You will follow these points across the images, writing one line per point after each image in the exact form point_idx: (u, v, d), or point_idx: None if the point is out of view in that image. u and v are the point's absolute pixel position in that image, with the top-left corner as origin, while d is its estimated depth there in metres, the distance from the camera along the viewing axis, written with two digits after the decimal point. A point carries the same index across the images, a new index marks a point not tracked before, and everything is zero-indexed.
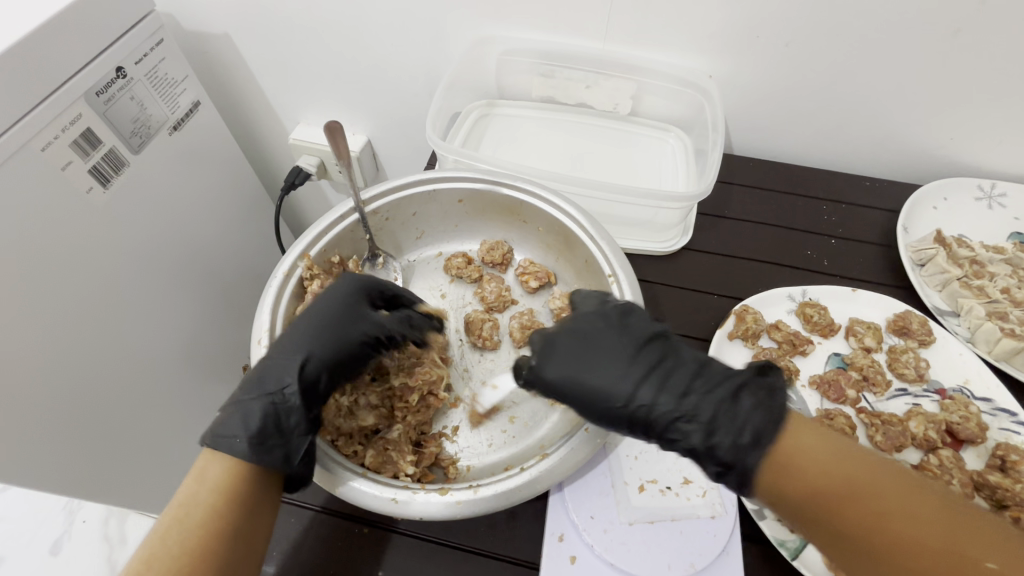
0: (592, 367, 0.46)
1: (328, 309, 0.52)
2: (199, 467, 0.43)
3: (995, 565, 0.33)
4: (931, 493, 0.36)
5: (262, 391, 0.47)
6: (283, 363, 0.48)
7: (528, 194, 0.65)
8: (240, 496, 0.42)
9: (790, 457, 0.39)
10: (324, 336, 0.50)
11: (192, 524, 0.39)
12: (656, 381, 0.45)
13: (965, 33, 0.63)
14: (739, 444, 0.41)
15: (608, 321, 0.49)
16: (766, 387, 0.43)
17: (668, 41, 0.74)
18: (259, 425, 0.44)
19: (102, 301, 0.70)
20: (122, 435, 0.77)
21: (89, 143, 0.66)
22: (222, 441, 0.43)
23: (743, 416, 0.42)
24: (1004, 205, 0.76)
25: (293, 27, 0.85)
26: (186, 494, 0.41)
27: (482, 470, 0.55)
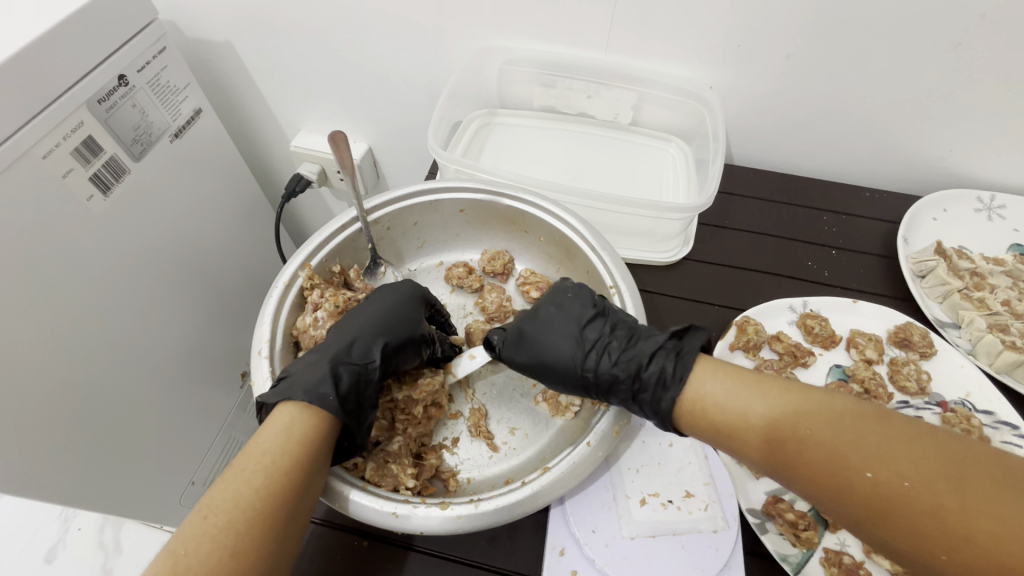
0: (546, 343, 0.52)
1: (400, 300, 0.57)
2: (283, 418, 0.44)
3: (872, 475, 0.36)
4: (823, 413, 0.40)
5: (350, 358, 0.50)
6: (369, 341, 0.52)
7: (530, 205, 0.65)
8: (318, 451, 0.43)
9: (700, 400, 0.45)
10: (398, 321, 0.54)
11: (277, 472, 0.40)
12: (595, 352, 0.50)
13: (965, 45, 0.63)
14: (653, 393, 0.47)
15: (562, 303, 0.54)
16: (679, 348, 0.48)
17: (670, 52, 0.74)
18: (347, 391, 0.47)
19: (101, 308, 0.70)
20: (121, 441, 0.76)
21: (91, 152, 0.67)
22: (317, 399, 0.45)
23: (655, 367, 0.48)
24: (1003, 216, 0.76)
25: (294, 34, 0.85)
26: (270, 443, 0.42)
27: (483, 482, 0.55)
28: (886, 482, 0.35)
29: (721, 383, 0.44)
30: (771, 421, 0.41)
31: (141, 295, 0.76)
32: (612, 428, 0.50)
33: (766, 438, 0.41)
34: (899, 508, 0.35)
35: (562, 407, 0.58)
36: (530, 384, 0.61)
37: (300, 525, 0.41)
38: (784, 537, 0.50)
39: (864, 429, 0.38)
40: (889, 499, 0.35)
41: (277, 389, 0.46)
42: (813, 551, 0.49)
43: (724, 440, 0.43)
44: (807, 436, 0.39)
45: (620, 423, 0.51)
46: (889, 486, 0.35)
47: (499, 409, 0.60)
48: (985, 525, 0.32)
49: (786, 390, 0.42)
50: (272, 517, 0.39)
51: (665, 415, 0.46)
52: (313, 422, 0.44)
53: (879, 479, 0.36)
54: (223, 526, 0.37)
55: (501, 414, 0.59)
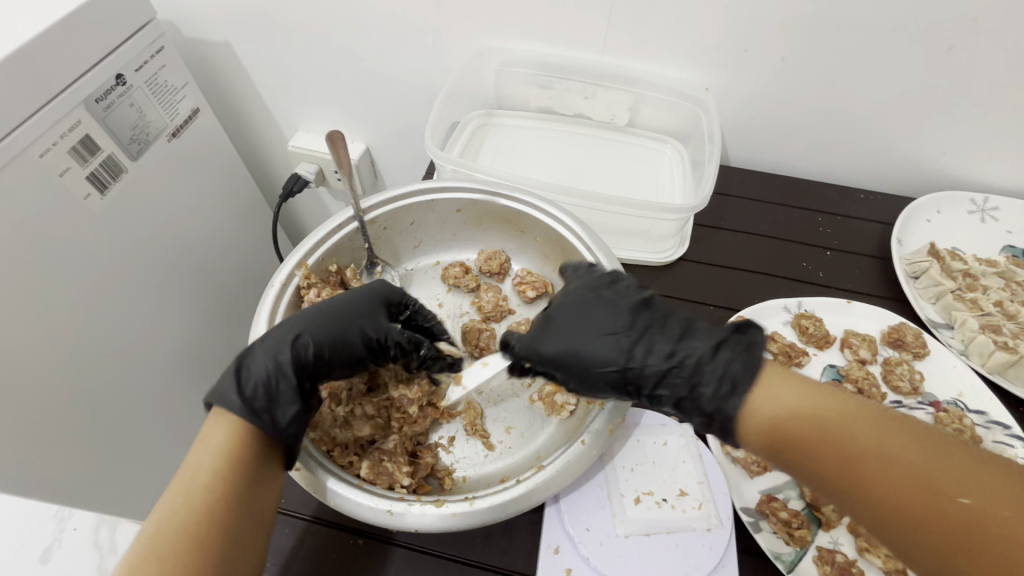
0: (586, 333, 0.49)
1: (349, 300, 0.53)
2: (205, 433, 0.44)
3: (968, 501, 0.34)
4: (915, 435, 0.37)
5: (267, 357, 0.48)
6: (300, 335, 0.50)
7: (526, 205, 0.66)
8: (247, 460, 0.43)
9: (777, 406, 0.40)
10: (336, 321, 0.51)
11: (201, 489, 0.41)
12: (642, 343, 0.47)
13: (958, 49, 0.64)
14: (716, 392, 0.43)
15: (603, 296, 0.51)
16: (745, 343, 0.45)
17: (666, 54, 0.75)
18: (253, 390, 0.46)
19: (99, 307, 0.70)
20: (116, 441, 0.76)
21: (88, 150, 0.67)
22: (220, 401, 0.45)
23: (719, 366, 0.44)
24: (996, 218, 0.77)
25: (293, 34, 0.85)
26: (197, 459, 0.42)
27: (478, 481, 0.55)
28: (982, 509, 0.34)
29: (793, 391, 0.40)
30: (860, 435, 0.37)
31: (137, 295, 0.76)
32: (606, 427, 0.50)
33: (854, 455, 0.37)
34: (991, 537, 0.33)
35: (558, 405, 0.57)
36: (527, 384, 0.61)
37: (244, 536, 0.42)
38: (777, 535, 0.50)
39: (958, 456, 0.36)
40: (986, 530, 0.33)
41: (212, 391, 0.47)
42: (805, 549, 0.49)
43: (802, 454, 0.39)
44: (902, 456, 0.36)
45: (615, 421, 0.51)
46: (985, 513, 0.34)
47: (495, 407, 0.60)
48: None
49: (856, 403, 0.39)
50: (205, 530, 0.40)
51: (730, 418, 0.42)
52: (236, 431, 0.44)
53: (974, 506, 0.34)
54: (149, 550, 0.38)
55: (497, 412, 0.60)
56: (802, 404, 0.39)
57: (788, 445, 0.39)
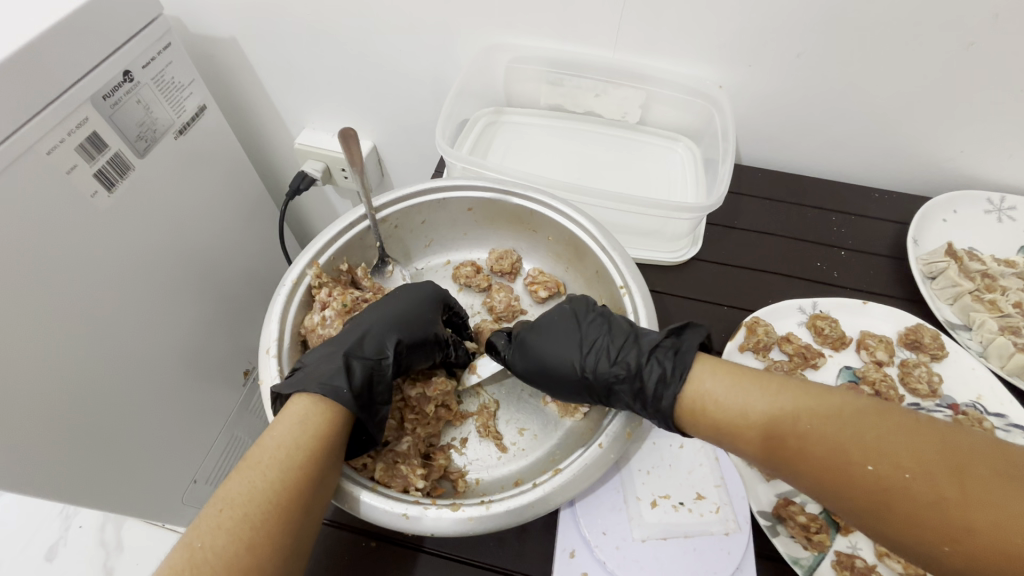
0: (545, 348, 0.53)
1: (418, 302, 0.56)
2: (300, 412, 0.43)
3: (875, 468, 0.36)
4: (823, 410, 0.40)
5: (362, 353, 0.49)
6: (382, 335, 0.51)
7: (539, 204, 0.65)
8: (332, 446, 0.43)
9: (701, 398, 0.45)
10: (413, 322, 0.53)
11: (292, 465, 0.40)
12: (590, 355, 0.51)
13: (978, 45, 0.63)
14: (654, 393, 0.47)
15: (562, 310, 0.55)
16: (675, 346, 0.48)
17: (679, 51, 0.74)
18: (361, 384, 0.47)
19: (106, 305, 0.70)
20: (123, 439, 0.76)
21: (95, 148, 0.66)
22: (331, 392, 0.44)
23: (655, 368, 0.47)
24: (1013, 218, 0.76)
25: (300, 29, 0.84)
26: (285, 435, 0.41)
27: (492, 483, 0.54)
28: (889, 475, 0.36)
29: (718, 382, 0.45)
30: (777, 417, 0.41)
31: (144, 293, 0.76)
32: (623, 430, 0.50)
33: (772, 438, 0.41)
34: (899, 500, 0.35)
35: (572, 407, 0.57)
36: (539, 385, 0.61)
37: (313, 522, 0.41)
38: (795, 540, 0.49)
39: (865, 424, 0.38)
40: (894, 494, 0.35)
41: (290, 381, 0.46)
42: (825, 554, 0.49)
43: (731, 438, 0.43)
44: (809, 431, 0.39)
45: (632, 424, 0.50)
46: (892, 478, 0.36)
47: (507, 408, 0.59)
48: (981, 516, 0.33)
49: (778, 386, 0.42)
50: (287, 511, 0.38)
51: (667, 413, 0.46)
52: (329, 417, 0.44)
53: (880, 471, 0.36)
54: (238, 519, 0.37)
55: (509, 414, 0.59)
56: (724, 393, 0.44)
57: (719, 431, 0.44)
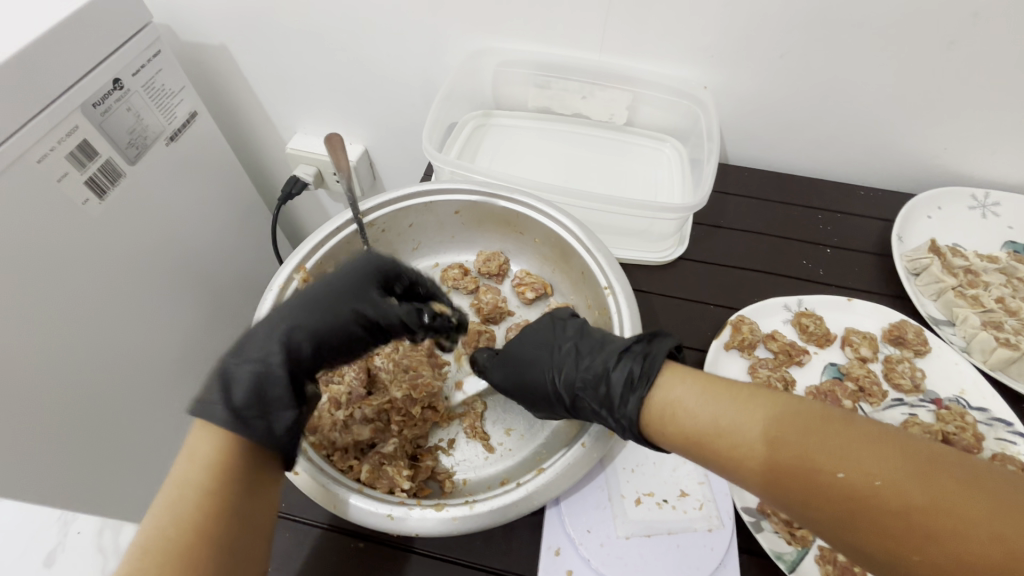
0: (517, 358, 0.55)
1: (328, 281, 0.49)
2: (191, 447, 0.42)
3: (844, 475, 0.35)
4: (792, 417, 0.39)
5: (246, 357, 0.46)
6: (268, 335, 0.47)
7: (525, 206, 0.65)
8: (232, 474, 0.41)
9: (669, 407, 0.44)
10: (309, 311, 0.48)
11: (186, 508, 0.39)
12: (559, 364, 0.52)
13: (957, 44, 0.64)
14: (619, 400, 0.47)
15: (542, 321, 0.57)
16: (644, 352, 0.48)
17: (664, 53, 0.74)
18: (242, 394, 0.44)
19: (98, 312, 0.70)
20: (117, 445, 0.76)
21: (86, 155, 0.67)
22: (207, 409, 0.43)
23: (620, 374, 0.48)
24: (998, 214, 0.76)
25: (290, 35, 0.85)
26: (179, 475, 0.40)
27: (478, 484, 0.55)
28: (858, 482, 0.35)
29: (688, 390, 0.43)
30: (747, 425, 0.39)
31: (138, 298, 0.77)
32: (606, 429, 0.50)
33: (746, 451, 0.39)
34: (869, 507, 0.34)
35: None
36: None
37: (237, 550, 0.40)
38: (779, 534, 0.50)
39: (833, 431, 0.37)
40: (873, 503, 0.34)
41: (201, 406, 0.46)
42: (808, 548, 0.49)
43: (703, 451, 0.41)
44: (780, 439, 0.38)
45: None
46: (861, 485, 0.35)
47: (495, 409, 0.60)
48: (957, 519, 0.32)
49: (746, 394, 0.41)
50: (191, 552, 0.37)
51: (632, 418, 0.45)
52: (221, 446, 0.42)
53: (850, 479, 0.35)
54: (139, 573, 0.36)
55: (496, 414, 0.59)
56: (695, 401, 0.43)
57: (688, 441, 0.42)
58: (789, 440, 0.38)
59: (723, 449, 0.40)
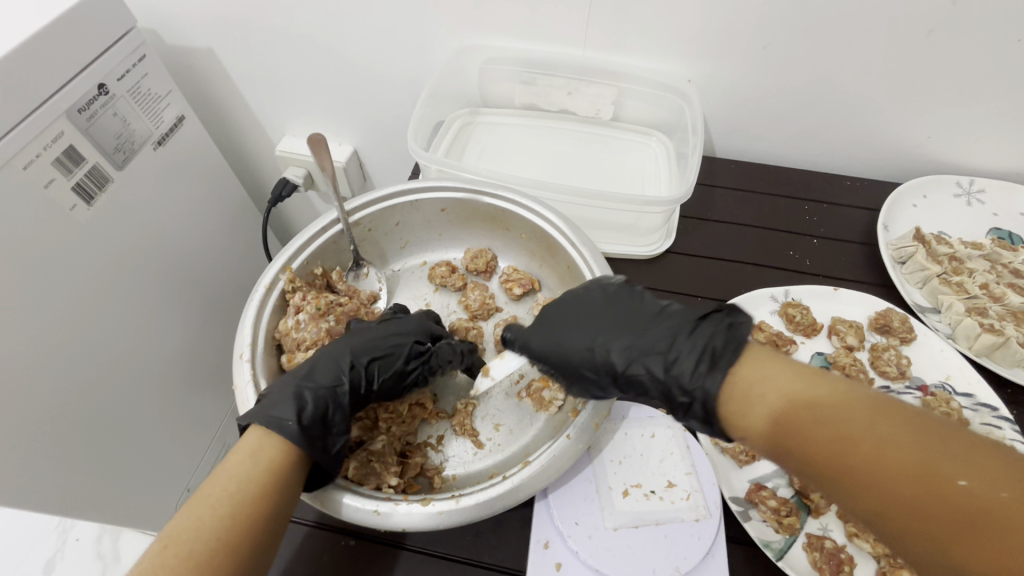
0: (569, 327, 0.50)
1: (387, 329, 0.57)
2: (251, 444, 0.44)
3: (967, 484, 0.31)
4: (903, 415, 0.34)
5: (315, 382, 0.49)
6: (337, 363, 0.51)
7: (511, 202, 0.66)
8: (286, 479, 0.43)
9: (753, 388, 0.39)
10: (372, 349, 0.54)
11: (241, 501, 0.40)
12: (621, 331, 0.48)
13: (937, 32, 0.64)
14: (697, 370, 0.42)
15: (591, 288, 0.53)
16: (726, 321, 0.44)
17: (647, 47, 0.74)
18: (310, 414, 0.47)
19: (88, 317, 0.70)
20: (113, 449, 0.76)
21: (72, 161, 0.67)
22: (276, 424, 0.45)
23: (697, 342, 0.43)
24: (982, 201, 0.77)
25: (275, 36, 0.85)
26: (238, 469, 0.42)
27: (467, 479, 0.55)
28: (981, 493, 0.31)
29: (779, 369, 0.38)
30: (803, 403, 0.36)
31: (131, 303, 0.77)
32: (592, 421, 0.50)
33: (799, 430, 0.36)
34: (990, 522, 0.30)
35: (546, 401, 0.58)
36: (514, 381, 0.62)
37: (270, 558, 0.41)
38: (767, 523, 0.50)
39: (948, 437, 0.33)
40: (935, 496, 0.32)
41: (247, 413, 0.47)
42: (796, 536, 0.50)
43: (753, 429, 0.38)
44: (892, 435, 0.33)
45: (600, 416, 0.51)
46: (985, 497, 0.31)
47: (483, 405, 0.60)
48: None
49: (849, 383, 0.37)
50: (234, 546, 0.39)
51: (712, 392, 0.40)
52: (283, 453, 0.44)
53: (973, 489, 0.31)
54: (184, 556, 0.37)
55: (485, 410, 0.60)
56: (789, 380, 0.37)
57: (740, 419, 0.39)
58: (849, 422, 0.35)
59: (775, 426, 0.36)
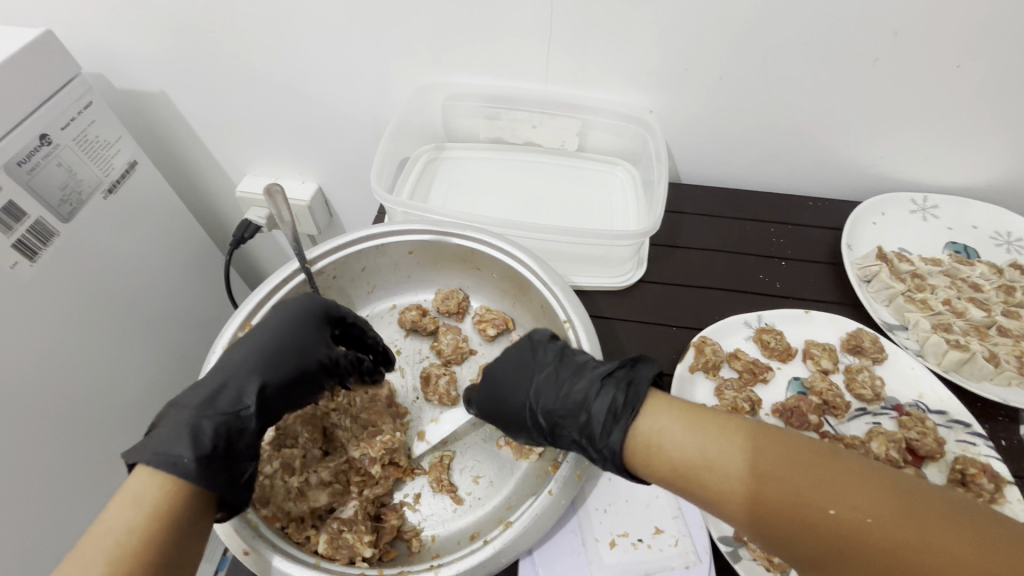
0: (499, 381, 0.53)
1: (291, 330, 0.52)
2: (134, 489, 0.39)
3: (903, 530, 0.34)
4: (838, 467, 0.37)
5: (216, 408, 0.46)
6: (243, 382, 0.48)
7: (479, 243, 0.65)
8: (174, 523, 0.39)
9: (684, 451, 0.40)
10: (279, 360, 0.50)
11: (121, 556, 0.35)
12: (543, 387, 0.50)
13: (881, 59, 0.66)
14: (602, 427, 0.45)
15: (520, 343, 0.55)
16: (627, 378, 0.46)
17: (608, 82, 0.75)
18: (209, 447, 0.43)
19: (39, 382, 0.65)
20: (67, 526, 0.70)
21: (13, 217, 0.63)
22: (167, 462, 0.41)
23: (605, 400, 0.46)
24: (937, 216, 0.79)
25: (232, 77, 0.82)
26: (120, 519, 0.37)
27: (448, 539, 0.53)
28: (917, 536, 0.33)
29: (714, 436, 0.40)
30: (721, 454, 0.39)
31: (83, 366, 0.72)
32: (573, 473, 0.49)
33: (737, 483, 0.38)
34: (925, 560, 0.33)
35: (526, 448, 0.56)
36: (492, 428, 0.60)
37: None
38: (757, 562, 0.48)
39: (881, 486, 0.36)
40: (882, 543, 0.34)
41: (134, 450, 0.42)
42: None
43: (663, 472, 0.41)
44: (830, 488, 0.36)
45: (582, 466, 0.50)
46: (920, 540, 0.33)
47: (461, 456, 0.58)
48: (944, 541, 0.33)
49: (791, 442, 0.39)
50: None
51: (617, 451, 0.43)
52: (168, 493, 0.40)
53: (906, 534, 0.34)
54: None
55: (463, 462, 0.58)
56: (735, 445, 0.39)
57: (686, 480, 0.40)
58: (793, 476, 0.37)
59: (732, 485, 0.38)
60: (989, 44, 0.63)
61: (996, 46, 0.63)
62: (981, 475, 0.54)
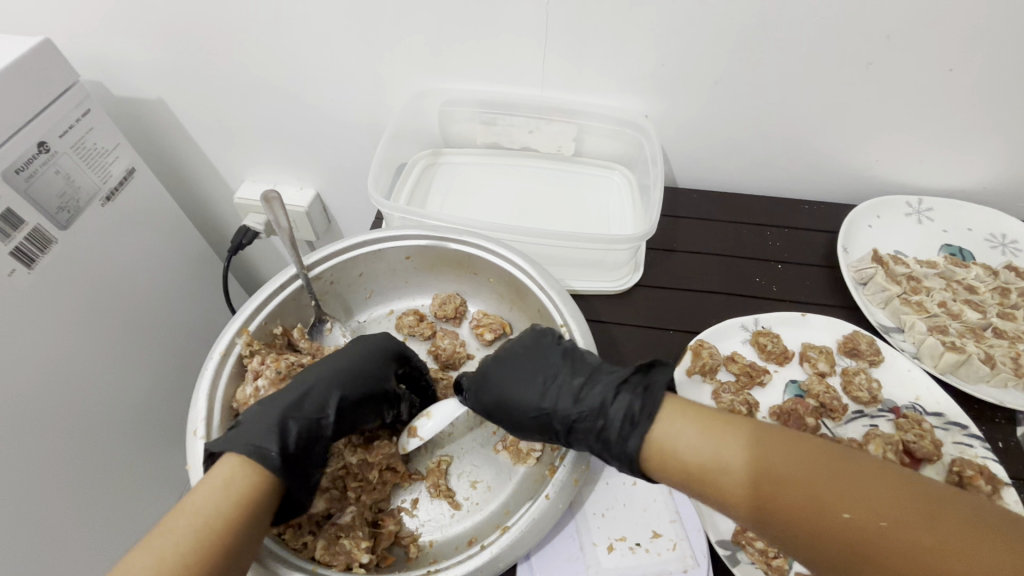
0: (506, 381, 0.52)
1: (369, 358, 0.54)
2: (223, 474, 0.41)
3: (849, 514, 0.35)
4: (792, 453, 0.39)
5: (301, 411, 0.48)
6: (323, 393, 0.50)
7: (476, 248, 0.65)
8: (254, 514, 0.40)
9: (667, 443, 0.42)
10: (357, 380, 0.52)
11: (208, 536, 0.37)
12: (555, 389, 0.50)
13: (874, 64, 0.67)
14: (621, 432, 0.45)
15: (525, 342, 0.54)
16: (644, 383, 0.47)
17: (604, 87, 0.76)
18: (293, 446, 0.45)
19: (36, 389, 0.65)
20: (63, 534, 0.69)
21: (11, 225, 0.63)
22: (256, 453, 0.43)
23: (622, 405, 0.46)
24: (932, 219, 0.80)
25: (230, 83, 0.83)
26: (207, 500, 0.39)
27: (445, 545, 0.53)
28: (863, 521, 0.35)
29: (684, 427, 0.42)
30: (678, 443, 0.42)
31: (82, 373, 0.72)
32: (571, 477, 0.49)
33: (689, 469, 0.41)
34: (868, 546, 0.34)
35: (523, 453, 0.56)
36: (490, 433, 0.60)
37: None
38: (755, 565, 0.49)
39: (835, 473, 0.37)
40: (825, 526, 0.36)
41: (222, 440, 0.44)
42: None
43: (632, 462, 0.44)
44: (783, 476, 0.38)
45: (579, 470, 0.50)
46: (865, 524, 0.35)
47: (459, 461, 0.58)
48: (889, 526, 0.34)
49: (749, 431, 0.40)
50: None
51: (632, 457, 0.44)
52: (253, 482, 0.41)
53: (854, 519, 0.35)
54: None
55: (461, 467, 0.58)
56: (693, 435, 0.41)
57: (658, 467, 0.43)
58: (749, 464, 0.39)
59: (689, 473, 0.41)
60: (980, 48, 0.64)
61: (987, 50, 0.64)
62: (978, 477, 0.54)
